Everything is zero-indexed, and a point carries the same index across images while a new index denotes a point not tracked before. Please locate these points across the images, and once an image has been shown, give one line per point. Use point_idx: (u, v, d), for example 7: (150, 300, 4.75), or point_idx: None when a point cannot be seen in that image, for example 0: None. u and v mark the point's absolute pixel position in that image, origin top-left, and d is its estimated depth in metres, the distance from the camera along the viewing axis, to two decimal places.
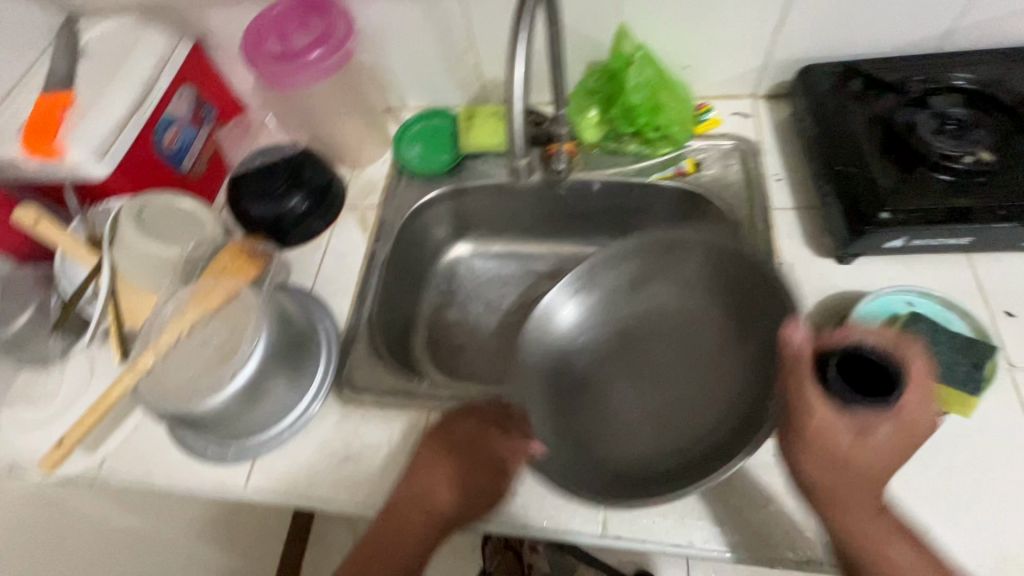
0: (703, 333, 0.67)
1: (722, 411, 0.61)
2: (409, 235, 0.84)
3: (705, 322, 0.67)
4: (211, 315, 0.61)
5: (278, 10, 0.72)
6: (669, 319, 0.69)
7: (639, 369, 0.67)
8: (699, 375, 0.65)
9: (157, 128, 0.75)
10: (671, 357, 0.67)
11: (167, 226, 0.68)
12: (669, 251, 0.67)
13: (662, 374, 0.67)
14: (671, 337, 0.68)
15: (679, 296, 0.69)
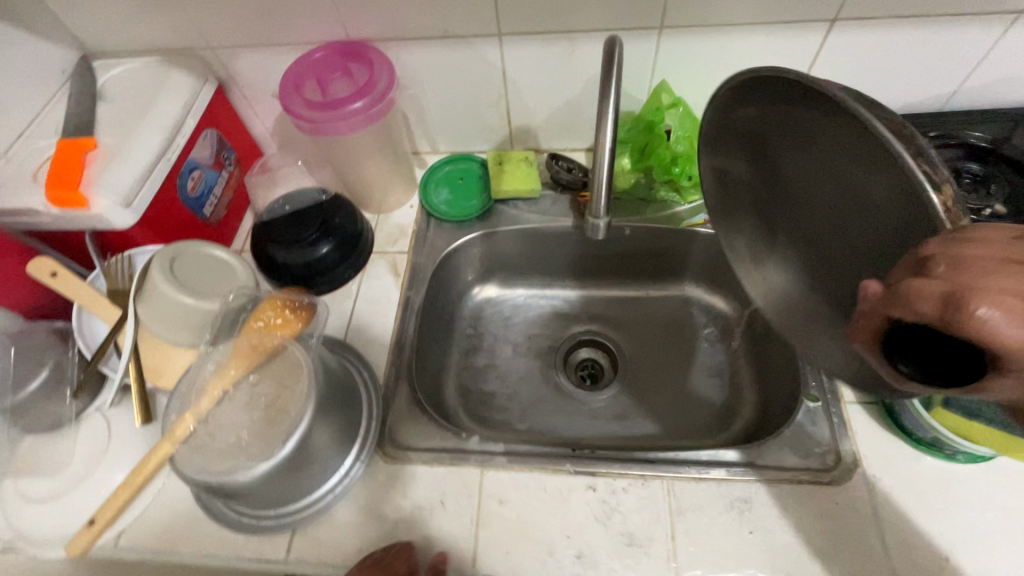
0: (886, 192, 0.42)
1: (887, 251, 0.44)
2: (440, 279, 0.83)
3: (872, 189, 0.43)
4: (254, 372, 0.57)
5: (320, 55, 0.72)
6: (851, 183, 0.45)
7: (820, 281, 0.53)
8: (902, 203, 0.41)
9: (181, 173, 0.72)
10: (871, 224, 0.45)
11: (198, 276, 0.65)
12: (749, 151, 0.55)
13: (899, 238, 0.43)
14: (868, 208, 0.44)
15: (851, 156, 0.43)
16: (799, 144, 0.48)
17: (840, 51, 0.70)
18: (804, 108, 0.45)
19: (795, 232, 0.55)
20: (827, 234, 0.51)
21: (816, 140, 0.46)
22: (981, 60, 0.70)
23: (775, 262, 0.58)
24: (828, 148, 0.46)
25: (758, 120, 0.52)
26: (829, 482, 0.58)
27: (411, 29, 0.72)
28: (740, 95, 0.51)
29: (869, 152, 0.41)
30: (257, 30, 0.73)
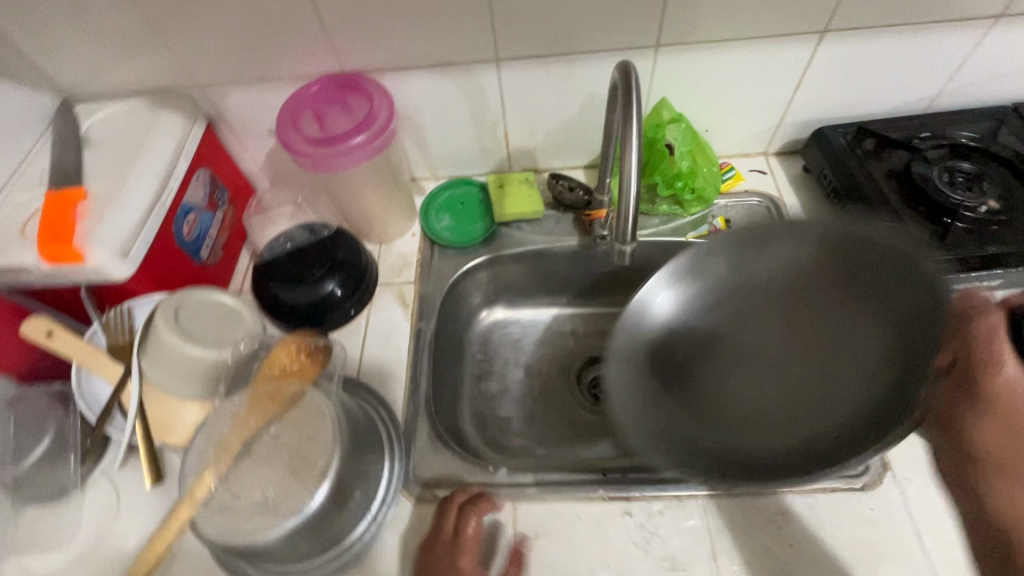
0: (840, 334, 0.61)
1: (834, 372, 0.60)
2: (448, 306, 0.82)
3: (873, 328, 0.59)
4: (274, 422, 0.55)
5: (316, 89, 0.71)
6: (794, 314, 0.63)
7: (714, 379, 0.64)
8: (846, 343, 0.60)
9: (176, 217, 0.70)
10: (802, 338, 0.62)
11: (204, 325, 0.62)
12: (765, 253, 0.63)
13: (811, 349, 0.62)
14: (809, 335, 0.62)
15: (845, 298, 0.61)
16: (821, 283, 0.62)
17: (829, 60, 0.72)
18: (850, 252, 0.61)
19: (739, 335, 0.64)
20: (783, 349, 0.63)
21: (851, 311, 0.61)
22: (963, 62, 0.72)
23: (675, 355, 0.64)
24: (803, 284, 0.62)
25: (802, 241, 0.62)
26: (861, 488, 0.59)
27: (406, 58, 0.71)
28: (788, 230, 0.62)
29: (873, 299, 0.60)
30: (247, 66, 0.72)
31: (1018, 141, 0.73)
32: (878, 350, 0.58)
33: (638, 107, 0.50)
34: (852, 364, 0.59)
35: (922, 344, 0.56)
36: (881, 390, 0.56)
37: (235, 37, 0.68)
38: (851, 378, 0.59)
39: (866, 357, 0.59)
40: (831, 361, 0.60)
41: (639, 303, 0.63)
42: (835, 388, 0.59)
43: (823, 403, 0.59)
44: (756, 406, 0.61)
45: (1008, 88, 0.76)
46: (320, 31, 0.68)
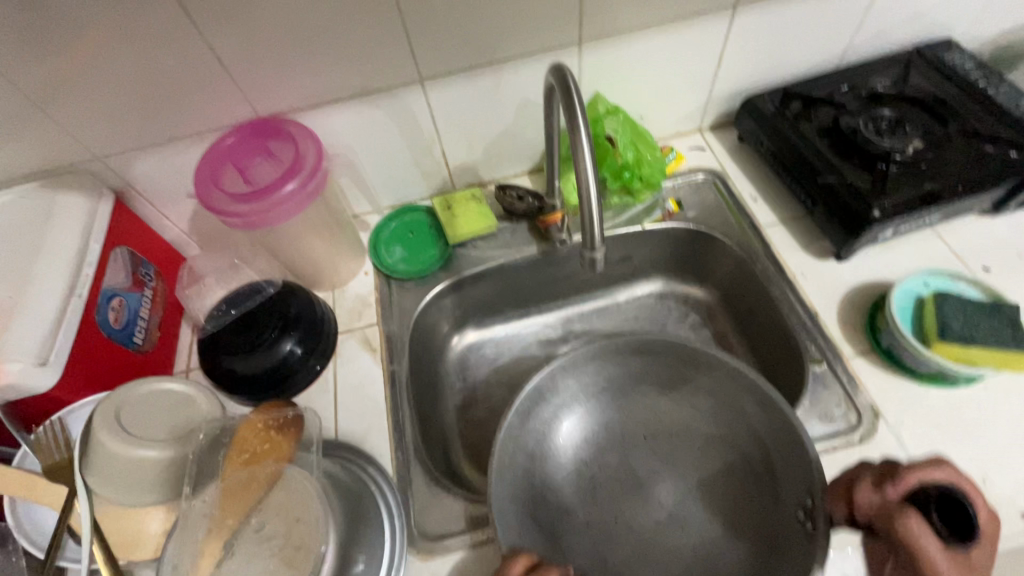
0: (722, 444, 0.58)
1: (734, 501, 0.56)
2: (418, 340, 0.78)
3: (732, 449, 0.58)
4: (254, 512, 0.50)
5: (233, 142, 0.65)
6: (601, 445, 0.61)
7: (606, 508, 0.59)
8: (699, 462, 0.59)
9: (99, 306, 0.63)
10: (593, 473, 0.60)
11: (154, 422, 0.55)
12: (648, 368, 0.61)
13: (609, 485, 0.60)
14: (613, 465, 0.61)
15: (629, 430, 0.62)
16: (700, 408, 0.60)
17: (745, 33, 0.74)
18: (672, 373, 0.60)
19: (579, 464, 0.61)
20: (679, 468, 0.60)
21: (728, 422, 0.58)
22: (866, 15, 0.76)
23: (587, 476, 0.60)
24: (599, 420, 0.62)
25: (620, 369, 0.61)
26: (860, 440, 0.59)
27: (326, 93, 0.67)
28: (625, 350, 0.59)
29: (680, 415, 0.61)
30: (152, 127, 0.65)
31: (927, 81, 0.77)
32: (759, 486, 0.55)
33: (582, 111, 0.49)
34: (714, 479, 0.58)
35: (784, 463, 0.52)
36: (772, 503, 0.53)
37: (133, 98, 0.62)
38: (661, 504, 0.58)
39: (697, 476, 0.59)
40: (675, 482, 0.59)
41: (521, 433, 0.57)
42: (700, 510, 0.57)
43: (701, 522, 0.57)
44: (642, 534, 0.57)
45: (907, 33, 0.80)
46: (227, 79, 0.63)
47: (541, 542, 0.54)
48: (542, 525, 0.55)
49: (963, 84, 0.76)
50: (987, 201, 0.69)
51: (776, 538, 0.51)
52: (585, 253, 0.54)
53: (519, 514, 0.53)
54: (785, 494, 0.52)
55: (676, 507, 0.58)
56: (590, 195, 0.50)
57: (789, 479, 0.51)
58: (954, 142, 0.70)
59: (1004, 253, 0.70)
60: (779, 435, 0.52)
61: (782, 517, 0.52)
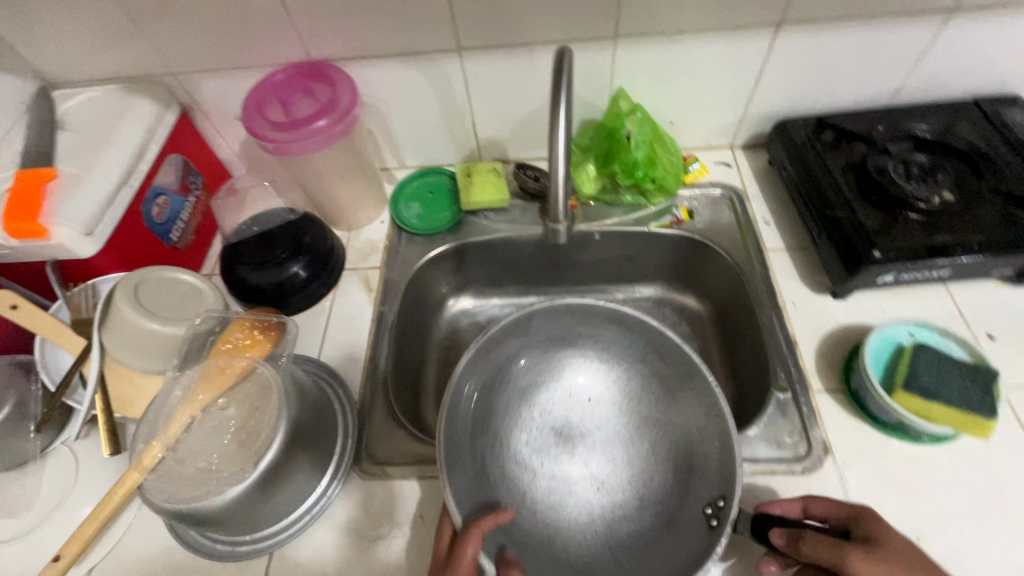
0: (658, 426, 0.62)
1: (651, 483, 0.59)
2: (414, 292, 0.83)
3: (665, 436, 0.61)
4: (223, 396, 0.57)
5: (281, 77, 0.73)
6: (549, 397, 0.66)
7: (538, 449, 0.63)
8: (633, 439, 0.63)
9: (146, 199, 0.72)
10: (533, 419, 0.65)
11: (166, 303, 0.64)
12: (617, 340, 0.65)
13: (545, 432, 0.64)
14: (553, 418, 0.65)
15: (578, 391, 0.66)
16: (653, 389, 0.63)
17: (788, 54, 0.73)
18: (636, 350, 0.64)
19: (527, 405, 0.65)
20: (614, 436, 0.64)
21: (670, 409, 0.61)
22: (923, 54, 0.73)
23: (528, 419, 0.65)
24: (553, 374, 0.67)
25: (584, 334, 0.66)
26: (801, 472, 0.59)
27: (371, 48, 0.73)
28: (603, 320, 0.63)
29: (630, 393, 0.65)
30: (219, 55, 0.74)
31: (977, 135, 0.74)
32: (678, 472, 0.58)
33: (566, 97, 0.52)
34: (640, 460, 0.61)
35: (707, 463, 0.55)
36: (683, 494, 0.56)
37: (205, 25, 0.70)
38: (584, 464, 0.62)
39: (625, 452, 0.62)
40: (603, 451, 0.63)
41: (486, 358, 0.61)
42: (618, 483, 0.61)
43: (615, 490, 0.60)
44: (559, 486, 0.61)
45: (969, 81, 0.77)
46: (287, 20, 0.70)
47: (471, 457, 0.58)
48: (477, 443, 0.60)
49: (1014, 143, 0.72)
50: (1008, 267, 0.65)
51: (674, 530, 0.54)
52: (549, 224, 0.60)
53: (462, 425, 0.58)
54: (700, 490, 0.54)
55: (599, 471, 0.62)
56: (559, 174, 0.55)
57: (710, 479, 0.54)
58: (984, 200, 0.67)
59: (1014, 325, 0.67)
60: (711, 435, 0.55)
61: (687, 510, 0.54)
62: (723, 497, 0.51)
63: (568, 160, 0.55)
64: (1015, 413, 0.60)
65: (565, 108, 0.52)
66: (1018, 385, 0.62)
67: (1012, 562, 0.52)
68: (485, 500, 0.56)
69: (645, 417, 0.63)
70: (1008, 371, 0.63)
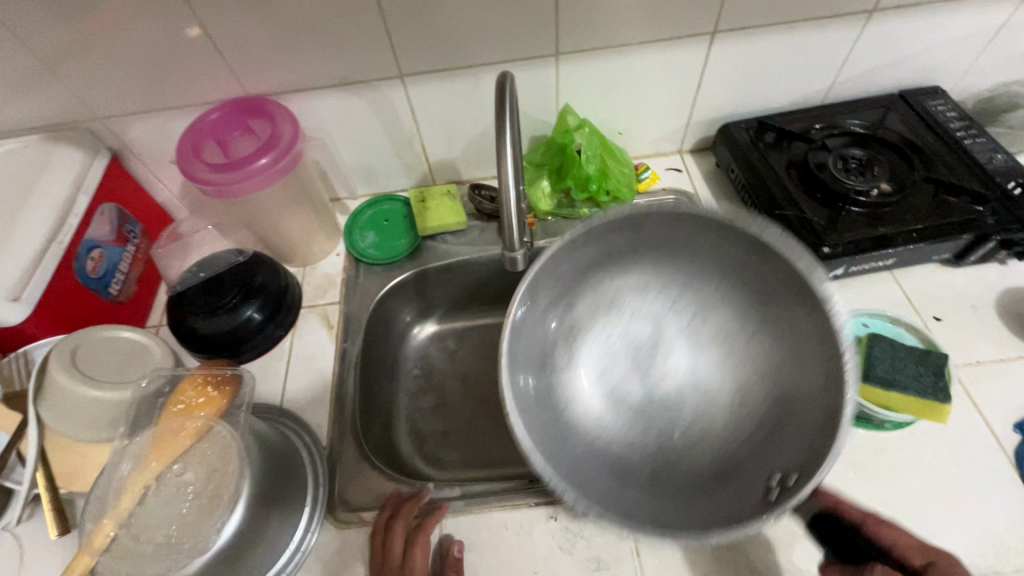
0: (763, 361, 0.54)
1: (732, 419, 0.54)
2: (377, 324, 0.81)
3: (774, 373, 0.53)
4: (178, 461, 0.53)
5: (215, 116, 0.70)
6: (633, 317, 0.59)
7: (608, 370, 0.59)
8: (722, 381, 0.56)
9: (78, 254, 0.68)
10: (609, 335, 0.60)
11: (107, 366, 0.60)
12: (759, 262, 0.52)
13: (619, 354, 0.59)
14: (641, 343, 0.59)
15: (666, 316, 0.59)
16: (764, 324, 0.54)
17: (725, 60, 0.75)
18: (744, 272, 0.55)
19: (608, 321, 0.60)
20: (697, 364, 0.58)
21: (795, 351, 0.51)
22: (850, 53, 0.76)
23: (606, 338, 0.60)
24: (643, 296, 0.59)
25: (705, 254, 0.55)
26: None
27: (308, 79, 0.71)
28: (743, 242, 0.52)
29: (733, 334, 0.56)
30: (147, 96, 0.70)
31: (905, 127, 0.78)
32: (766, 411, 0.53)
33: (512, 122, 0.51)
34: (742, 382, 0.55)
35: (802, 402, 0.50)
36: (759, 439, 0.52)
37: (128, 66, 0.66)
38: (653, 392, 0.58)
39: (708, 394, 0.56)
40: (681, 384, 0.58)
41: (572, 253, 0.55)
42: (691, 420, 0.56)
43: (686, 419, 0.56)
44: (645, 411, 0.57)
45: (893, 76, 0.81)
46: (217, 57, 0.67)
47: (531, 357, 0.55)
48: (542, 344, 0.57)
49: (939, 132, 0.76)
50: (946, 251, 0.69)
51: (745, 487, 0.49)
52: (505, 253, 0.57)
53: (529, 321, 0.55)
54: (786, 449, 0.49)
55: (674, 396, 0.57)
56: (509, 200, 0.53)
57: (800, 437, 0.48)
58: (919, 189, 0.71)
59: (956, 305, 0.70)
60: (816, 387, 0.49)
61: (784, 451, 0.49)
62: (801, 473, 0.46)
63: (520, 203, 0.53)
64: (966, 390, 0.63)
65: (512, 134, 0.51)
66: (965, 363, 0.65)
67: (976, 536, 0.54)
68: (535, 404, 0.53)
69: (745, 349, 0.55)
70: (955, 352, 0.66)
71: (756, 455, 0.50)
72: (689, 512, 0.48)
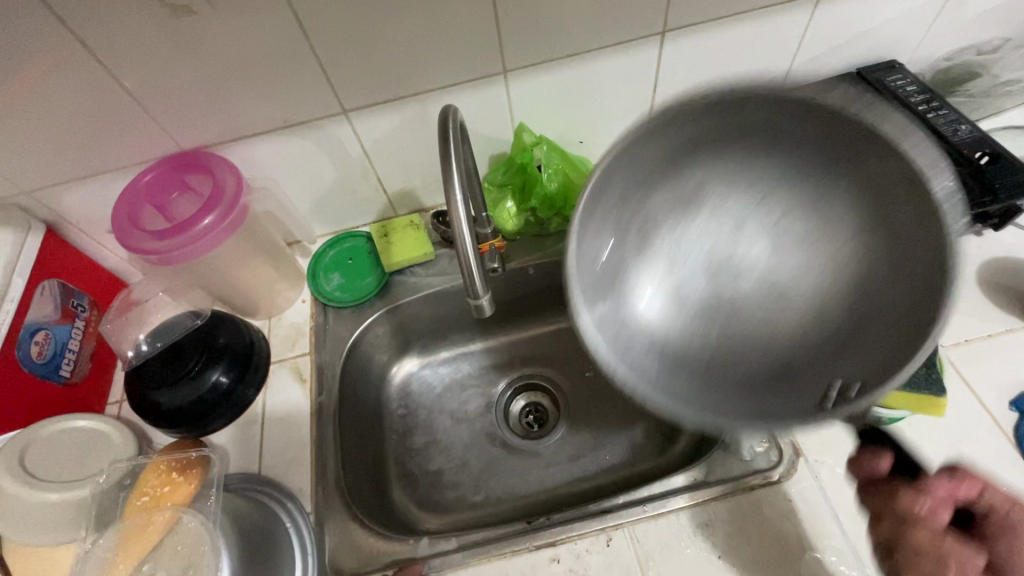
0: (847, 269, 0.46)
1: (799, 345, 0.47)
2: (353, 369, 0.78)
3: (831, 286, 0.47)
4: (148, 559, 0.49)
5: (150, 178, 0.67)
6: (721, 249, 0.50)
7: (692, 260, 0.50)
8: (775, 312, 0.49)
9: (19, 340, 0.63)
10: (696, 234, 0.50)
11: (67, 460, 0.59)
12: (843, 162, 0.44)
13: (714, 257, 0.50)
14: (685, 240, 0.50)
15: (742, 249, 0.49)
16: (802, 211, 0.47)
17: (679, 57, 0.72)
18: (869, 200, 0.44)
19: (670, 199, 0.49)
20: (788, 272, 0.48)
21: (843, 266, 0.46)
22: (803, 37, 0.74)
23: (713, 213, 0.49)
24: (752, 225, 0.49)
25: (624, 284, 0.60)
26: (778, 480, 0.58)
27: (246, 126, 0.67)
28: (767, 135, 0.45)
29: (835, 257, 0.46)
30: (75, 163, 0.66)
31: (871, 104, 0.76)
32: (783, 343, 0.48)
33: (455, 152, 0.49)
34: (812, 310, 0.47)
35: (887, 329, 0.43)
36: (853, 361, 0.44)
37: (49, 136, 0.62)
38: (752, 269, 0.49)
39: (811, 325, 0.47)
40: (766, 309, 0.49)
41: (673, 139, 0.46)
42: (784, 330, 0.48)
43: (772, 333, 0.48)
44: (726, 317, 0.50)
45: (848, 56, 0.79)
46: (145, 116, 0.63)
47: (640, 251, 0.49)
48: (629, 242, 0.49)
49: (906, 105, 0.74)
50: None
51: (796, 383, 0.46)
52: (470, 300, 0.54)
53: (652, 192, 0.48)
54: (812, 372, 0.46)
55: (751, 314, 0.49)
56: (466, 243, 0.50)
57: (836, 360, 0.45)
58: None
59: None
60: (834, 306, 0.47)
61: (805, 367, 0.46)
62: (862, 386, 0.43)
63: (476, 244, 0.51)
64: (958, 371, 0.62)
65: (457, 173, 0.49)
66: (955, 344, 0.64)
67: None
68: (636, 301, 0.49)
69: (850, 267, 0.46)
70: (943, 333, 0.65)
71: (775, 367, 0.47)
72: (768, 401, 0.46)
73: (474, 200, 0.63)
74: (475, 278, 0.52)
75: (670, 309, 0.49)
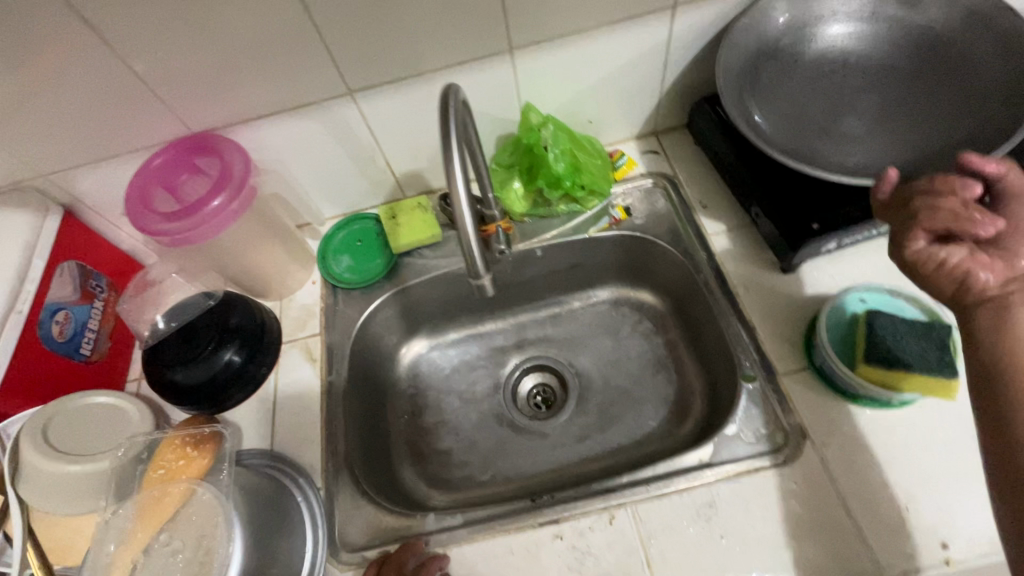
0: (885, 133, 0.67)
1: (873, 160, 0.66)
2: (361, 350, 0.79)
3: (917, 139, 0.65)
4: (165, 528, 0.52)
5: (160, 161, 0.67)
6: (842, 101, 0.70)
7: (801, 96, 0.71)
8: (860, 142, 0.67)
9: (41, 319, 0.66)
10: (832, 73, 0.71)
11: (86, 435, 0.61)
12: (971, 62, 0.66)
13: (812, 88, 0.71)
14: (829, 48, 0.72)
15: (852, 109, 0.70)
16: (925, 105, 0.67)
17: (689, 33, 0.71)
18: (984, 86, 0.65)
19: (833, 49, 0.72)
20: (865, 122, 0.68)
21: (899, 136, 0.66)
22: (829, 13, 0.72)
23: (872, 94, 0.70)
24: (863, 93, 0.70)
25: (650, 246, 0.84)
26: (783, 462, 0.58)
27: (255, 109, 0.68)
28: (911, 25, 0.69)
29: (901, 129, 0.67)
30: (89, 147, 0.67)
31: None
32: (854, 158, 0.66)
33: (456, 129, 0.49)
34: (884, 153, 0.66)
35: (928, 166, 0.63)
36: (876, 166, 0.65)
37: (63, 119, 0.63)
38: (854, 114, 0.69)
39: (884, 154, 0.66)
40: (865, 146, 0.67)
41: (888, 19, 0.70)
42: (865, 156, 0.66)
43: (863, 154, 0.66)
44: (832, 129, 0.69)
45: None
46: (155, 99, 0.64)
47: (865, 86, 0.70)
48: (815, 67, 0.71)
49: None
50: None
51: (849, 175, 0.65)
52: (471, 281, 0.54)
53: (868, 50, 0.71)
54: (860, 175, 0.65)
55: (854, 139, 0.68)
56: (467, 222, 0.49)
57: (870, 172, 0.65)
58: None
59: None
60: (858, 148, 0.67)
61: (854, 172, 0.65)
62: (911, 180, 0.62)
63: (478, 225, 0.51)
64: None
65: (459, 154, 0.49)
66: None
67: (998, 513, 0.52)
68: (826, 103, 0.70)
69: (901, 138, 0.66)
70: None
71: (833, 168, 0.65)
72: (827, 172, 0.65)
73: (479, 181, 0.62)
74: (477, 258, 0.52)
75: (790, 122, 0.70)
